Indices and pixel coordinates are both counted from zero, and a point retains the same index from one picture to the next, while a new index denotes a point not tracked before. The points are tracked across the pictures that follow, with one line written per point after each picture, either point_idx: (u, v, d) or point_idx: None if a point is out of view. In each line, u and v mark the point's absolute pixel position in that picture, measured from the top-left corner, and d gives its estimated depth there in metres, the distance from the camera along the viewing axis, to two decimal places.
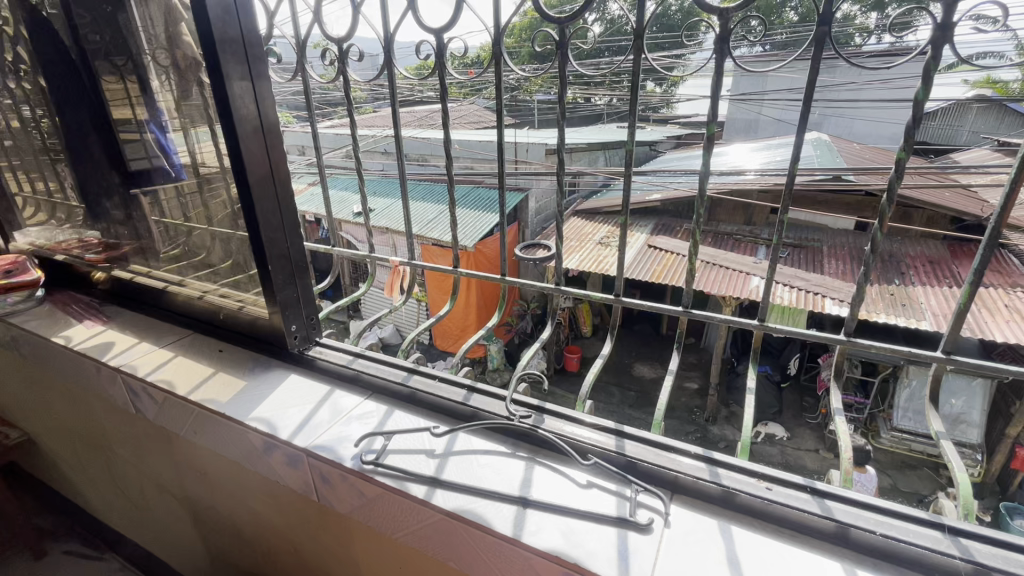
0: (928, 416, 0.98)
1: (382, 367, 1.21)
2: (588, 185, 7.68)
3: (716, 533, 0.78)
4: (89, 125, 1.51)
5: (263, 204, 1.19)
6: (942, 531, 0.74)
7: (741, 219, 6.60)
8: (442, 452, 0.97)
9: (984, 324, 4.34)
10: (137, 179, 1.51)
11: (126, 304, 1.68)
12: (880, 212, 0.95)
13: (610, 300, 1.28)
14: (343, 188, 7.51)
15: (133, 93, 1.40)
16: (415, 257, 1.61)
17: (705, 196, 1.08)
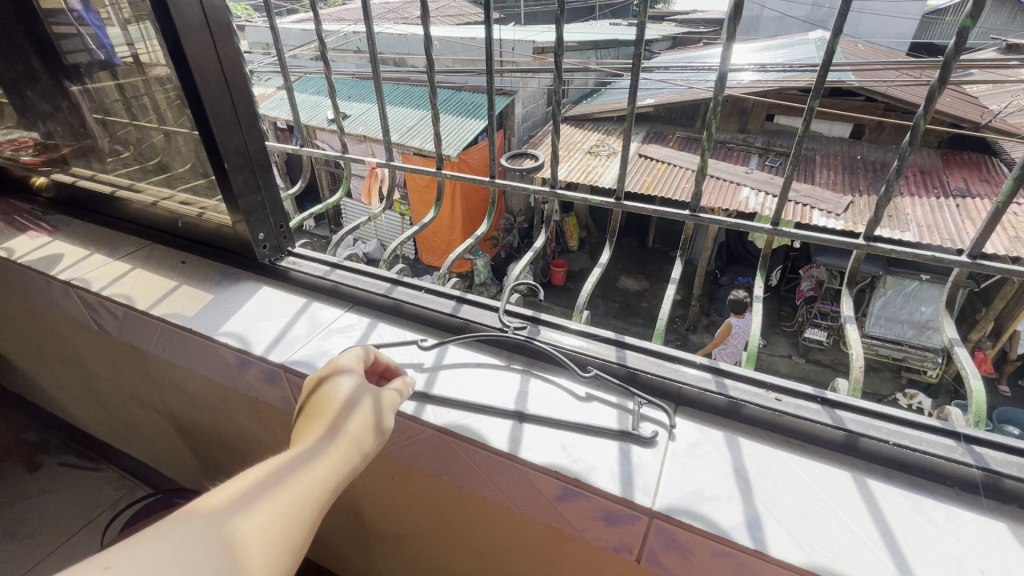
0: (943, 322, 0.92)
1: (361, 278, 1.11)
2: (577, 89, 7.19)
3: (723, 447, 0.74)
4: None
5: (214, 103, 1.02)
6: (956, 439, 0.70)
7: (736, 126, 6.32)
8: (431, 365, 0.91)
9: (964, 234, 4.33)
10: (69, 71, 1.29)
11: (75, 212, 1.52)
12: (927, 99, 0.84)
13: (610, 204, 1.17)
14: (314, 91, 6.93)
15: None
16: (393, 159, 1.45)
17: (723, 89, 0.93)
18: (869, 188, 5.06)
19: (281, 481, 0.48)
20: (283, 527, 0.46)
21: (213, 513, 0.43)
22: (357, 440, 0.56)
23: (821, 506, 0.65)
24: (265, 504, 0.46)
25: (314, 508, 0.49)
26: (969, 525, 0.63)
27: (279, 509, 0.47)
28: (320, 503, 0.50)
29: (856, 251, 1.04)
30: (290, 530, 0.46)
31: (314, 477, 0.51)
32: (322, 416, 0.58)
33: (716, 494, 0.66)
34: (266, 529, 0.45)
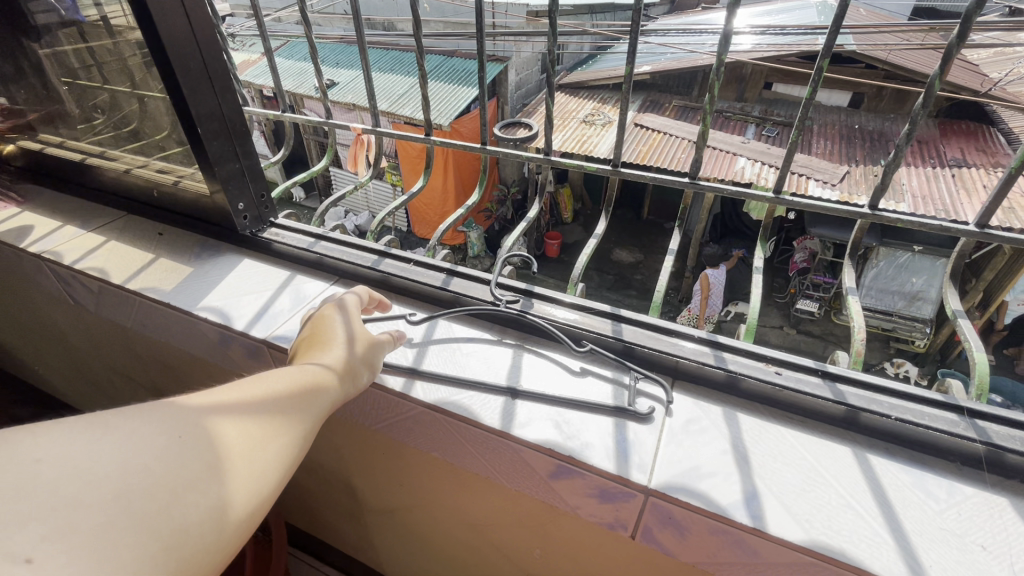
0: (946, 293, 0.90)
1: (347, 251, 1.07)
2: (572, 55, 6.97)
3: (721, 422, 0.72)
4: None
5: (184, 64, 0.95)
6: (959, 413, 0.68)
7: (733, 94, 6.18)
8: (420, 341, 0.88)
9: (959, 205, 4.31)
10: (28, 29, 1.18)
11: (46, 182, 1.45)
12: (943, 58, 0.79)
13: (606, 172, 1.13)
14: (299, 56, 6.68)
15: None
16: (380, 125, 1.38)
17: (727, 51, 0.88)
18: (866, 158, 5.00)
19: (278, 386, 0.49)
20: (282, 423, 0.46)
21: (218, 397, 0.43)
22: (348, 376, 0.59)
23: (818, 478, 0.64)
24: (265, 400, 0.46)
25: (309, 414, 0.50)
26: (970, 500, 0.62)
27: (279, 408, 0.47)
28: (313, 414, 0.50)
29: (860, 220, 1.00)
30: (284, 426, 0.46)
31: (307, 390, 0.51)
32: (312, 354, 0.60)
33: (714, 471, 0.65)
34: (266, 418, 0.45)
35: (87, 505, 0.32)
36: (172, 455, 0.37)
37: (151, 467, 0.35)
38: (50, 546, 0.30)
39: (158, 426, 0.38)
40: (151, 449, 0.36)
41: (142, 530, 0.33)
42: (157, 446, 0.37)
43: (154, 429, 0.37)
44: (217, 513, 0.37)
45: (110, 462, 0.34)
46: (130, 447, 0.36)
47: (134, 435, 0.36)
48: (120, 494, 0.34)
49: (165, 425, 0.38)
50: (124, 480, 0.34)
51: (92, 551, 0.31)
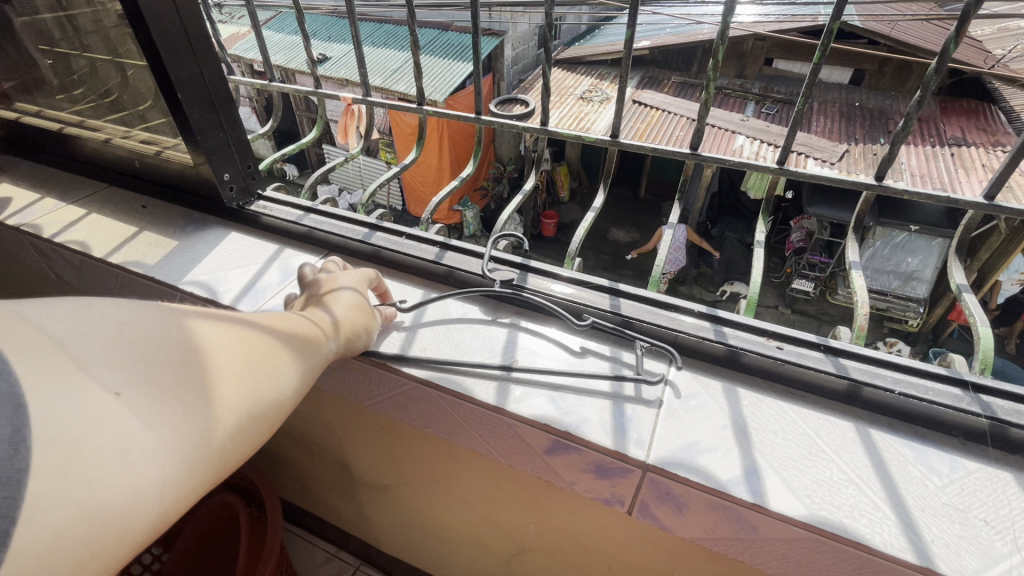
0: (951, 268, 0.88)
1: (337, 224, 1.04)
2: (569, 30, 6.80)
3: (721, 398, 0.70)
4: None
5: (163, 28, 0.89)
6: (964, 388, 0.67)
7: (733, 71, 6.07)
8: (412, 317, 0.86)
9: (957, 184, 4.28)
10: None
11: (24, 154, 1.40)
12: (959, 25, 0.75)
13: (605, 144, 1.09)
14: (290, 29, 6.49)
15: None
16: (370, 95, 1.33)
17: (732, 18, 0.84)
18: (865, 137, 4.94)
19: (287, 325, 0.55)
20: (296, 350, 0.52)
21: (244, 321, 0.49)
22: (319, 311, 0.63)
23: (813, 446, 0.64)
24: (280, 331, 0.52)
25: (317, 353, 0.56)
26: (973, 474, 0.61)
27: (293, 339, 0.53)
28: (319, 352, 0.56)
29: (865, 193, 0.97)
30: (298, 354, 0.52)
31: (313, 333, 0.57)
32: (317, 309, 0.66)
33: (714, 446, 0.63)
34: (283, 344, 0.51)
35: (159, 365, 0.38)
36: (216, 350, 0.43)
37: (203, 354, 0.41)
38: (134, 389, 0.36)
39: (204, 328, 0.44)
40: (202, 341, 0.42)
41: (197, 399, 0.39)
42: (206, 340, 0.43)
43: (201, 328, 0.43)
44: (246, 402, 0.43)
45: (174, 342, 0.40)
46: (186, 335, 0.41)
47: (188, 330, 0.42)
48: (183, 364, 0.39)
49: (208, 328, 0.44)
50: (187, 355, 0.40)
51: (164, 399, 0.37)
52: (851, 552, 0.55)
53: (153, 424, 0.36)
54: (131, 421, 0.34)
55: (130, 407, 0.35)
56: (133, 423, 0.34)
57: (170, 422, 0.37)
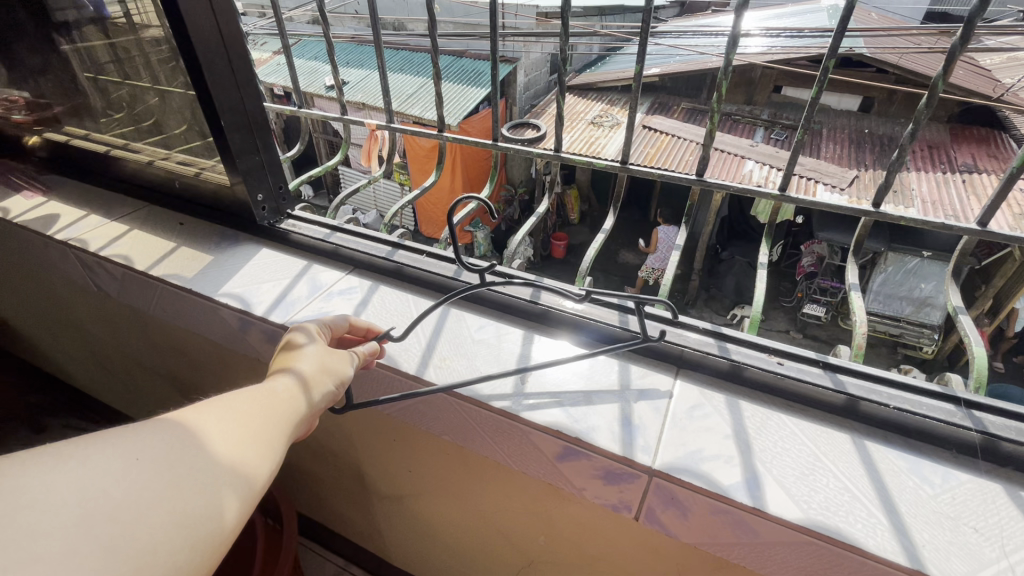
0: (948, 291, 0.92)
1: (361, 242, 1.10)
2: (582, 57, 7.00)
3: (723, 408, 0.75)
4: None
5: (209, 59, 0.98)
6: (957, 404, 0.71)
7: (742, 97, 6.20)
8: (432, 330, 0.91)
9: (968, 212, 4.30)
10: (57, 25, 1.23)
11: (69, 173, 1.49)
12: (946, 63, 0.81)
13: (615, 169, 1.15)
14: (312, 55, 6.74)
15: None
16: (393, 122, 1.41)
17: (734, 50, 0.90)
18: (874, 163, 5.00)
19: (244, 399, 0.46)
20: (259, 436, 0.44)
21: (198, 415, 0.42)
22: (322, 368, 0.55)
23: (812, 458, 0.67)
24: (235, 414, 0.44)
25: (291, 426, 0.47)
26: (964, 485, 0.64)
27: (253, 420, 0.45)
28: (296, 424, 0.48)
29: (864, 219, 1.02)
30: (260, 442, 0.44)
31: (283, 398, 0.48)
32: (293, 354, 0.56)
33: (716, 453, 0.67)
34: (237, 433, 0.43)
35: (46, 539, 0.31)
36: (132, 486, 0.35)
37: (114, 500, 0.35)
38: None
39: (117, 456, 0.36)
40: (112, 482, 0.35)
41: (106, 564, 0.33)
42: (116, 477, 0.35)
43: (111, 458, 0.36)
44: (183, 534, 0.36)
45: (70, 493, 0.33)
46: (91, 476, 0.34)
47: (94, 466, 0.35)
48: (78, 524, 0.33)
49: (126, 451, 0.37)
50: (85, 509, 0.33)
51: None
52: (845, 556, 0.58)
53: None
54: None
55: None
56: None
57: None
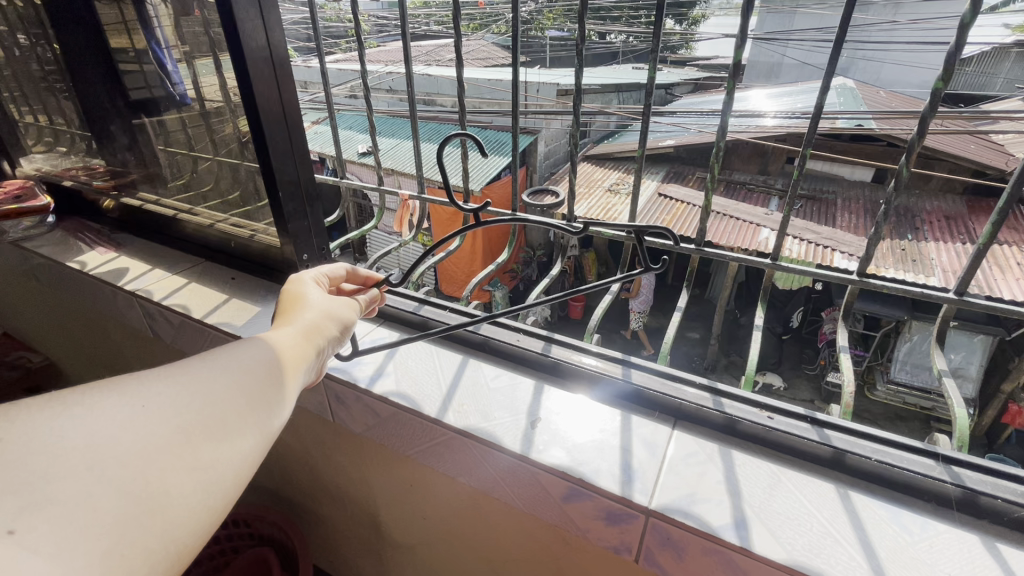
0: (933, 355, 0.98)
1: (392, 298, 1.23)
2: (600, 129, 7.42)
3: (717, 457, 0.81)
4: (85, 47, 1.42)
5: (274, 137, 1.17)
6: (935, 459, 0.76)
7: (755, 168, 6.45)
8: (452, 378, 1.00)
9: (992, 282, 4.28)
10: (142, 107, 1.45)
11: (136, 231, 1.69)
12: (909, 150, 0.90)
13: (621, 237, 1.26)
14: (350, 126, 7.31)
15: (129, 17, 1.31)
16: (423, 191, 1.55)
17: (726, 134, 1.02)
18: (892, 232, 5.10)
19: (248, 354, 0.51)
20: (255, 391, 0.49)
21: (202, 377, 0.46)
22: (321, 323, 0.61)
23: (796, 504, 0.73)
24: (232, 371, 0.49)
25: (294, 377, 0.53)
26: (943, 535, 0.69)
27: (251, 376, 0.49)
28: (294, 379, 0.53)
29: (851, 286, 1.10)
30: (264, 395, 0.49)
31: (279, 356, 0.53)
32: (289, 311, 0.62)
33: (708, 496, 0.73)
34: (238, 385, 0.48)
35: (62, 479, 0.36)
36: (138, 434, 0.40)
37: (122, 446, 0.39)
38: (29, 520, 0.33)
39: (122, 408, 0.40)
40: (124, 431, 0.39)
41: (119, 502, 0.37)
42: (123, 424, 0.40)
43: (119, 411, 0.40)
44: (191, 476, 0.41)
45: (83, 440, 0.38)
46: (101, 425, 0.39)
47: (103, 419, 0.39)
48: (92, 467, 0.37)
49: (131, 403, 0.41)
50: (96, 456, 0.38)
51: (71, 520, 0.35)
52: None
53: (60, 556, 0.33)
54: (29, 557, 0.32)
55: (26, 545, 0.32)
56: (34, 561, 0.32)
57: (86, 540, 0.35)
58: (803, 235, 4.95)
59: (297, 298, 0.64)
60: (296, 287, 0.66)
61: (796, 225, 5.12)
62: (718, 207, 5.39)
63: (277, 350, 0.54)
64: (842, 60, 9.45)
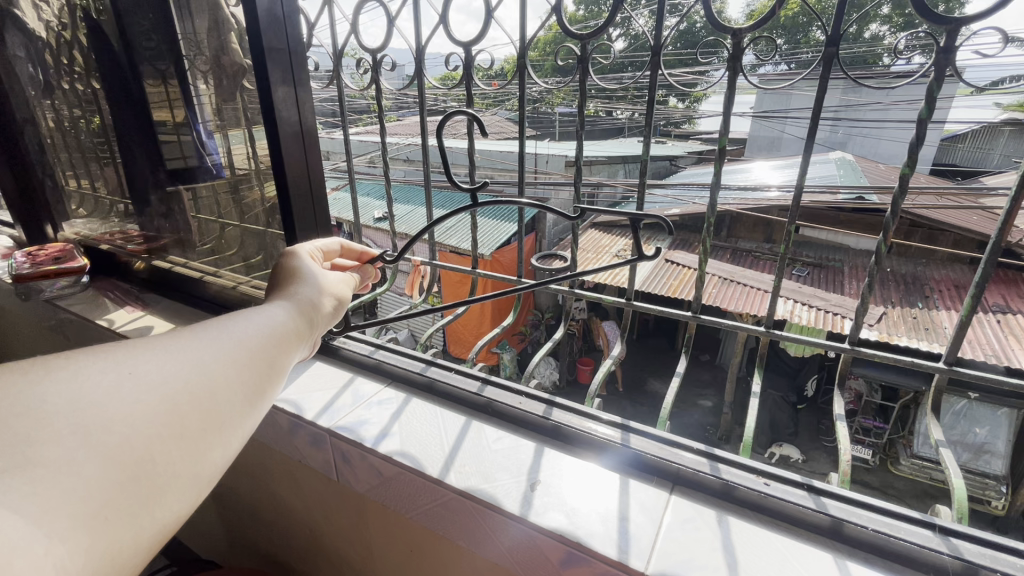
0: (930, 425, 0.99)
1: (400, 359, 1.28)
2: (608, 198, 7.71)
3: (715, 524, 0.82)
4: (132, 123, 1.58)
5: (300, 204, 1.29)
6: (933, 529, 0.76)
7: (760, 237, 6.61)
8: (455, 439, 1.03)
9: (1010, 352, 4.20)
10: (178, 175, 1.59)
11: (162, 291, 1.78)
12: (885, 226, 0.95)
13: (621, 304, 1.31)
14: (368, 194, 7.69)
15: (174, 96, 1.47)
16: (434, 257, 1.63)
17: (716, 209, 1.07)
18: (902, 300, 5.11)
19: (243, 327, 0.54)
20: (249, 364, 0.51)
21: (196, 347, 0.49)
22: (314, 301, 0.65)
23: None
24: (225, 345, 0.51)
25: (287, 352, 0.57)
26: None
27: (244, 349, 0.52)
28: (287, 353, 0.56)
29: (845, 354, 1.13)
30: (259, 366, 0.52)
31: (273, 331, 0.56)
32: (284, 289, 0.66)
33: (704, 563, 0.74)
34: (231, 355, 0.50)
35: (45, 444, 0.37)
36: (125, 401, 0.41)
37: (110, 413, 0.40)
38: (14, 480, 0.34)
39: (110, 377, 0.42)
40: (108, 400, 0.41)
41: (105, 470, 0.38)
42: (109, 392, 0.41)
43: (103, 379, 0.42)
44: (181, 444, 0.43)
45: (69, 407, 0.39)
46: (85, 394, 0.40)
47: (89, 387, 0.41)
48: (80, 432, 0.38)
49: (118, 373, 0.42)
50: (81, 422, 0.39)
51: (55, 480, 0.36)
52: None
53: (42, 517, 0.34)
54: (10, 516, 0.33)
55: (10, 505, 0.33)
56: (15, 521, 0.33)
57: (69, 503, 0.36)
58: (810, 301, 4.95)
59: (293, 276, 0.68)
60: (293, 264, 0.71)
61: (804, 291, 5.13)
62: (724, 273, 5.47)
63: (275, 324, 0.57)
64: (840, 136, 9.87)
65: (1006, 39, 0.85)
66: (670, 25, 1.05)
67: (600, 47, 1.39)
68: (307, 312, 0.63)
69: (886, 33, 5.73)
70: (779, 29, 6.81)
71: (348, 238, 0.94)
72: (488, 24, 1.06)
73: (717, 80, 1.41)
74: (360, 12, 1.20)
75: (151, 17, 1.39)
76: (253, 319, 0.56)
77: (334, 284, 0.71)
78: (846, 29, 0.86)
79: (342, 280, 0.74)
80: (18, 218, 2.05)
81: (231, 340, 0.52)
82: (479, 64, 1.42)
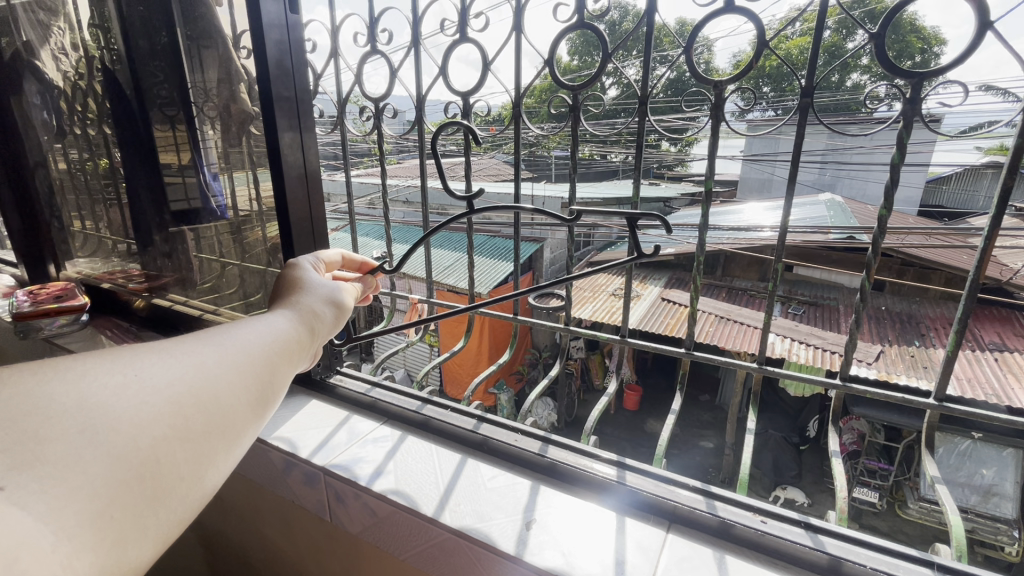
0: (925, 461, 0.99)
1: (395, 396, 1.28)
2: (604, 238, 7.82)
3: (712, 563, 0.82)
4: (139, 165, 1.63)
5: (301, 243, 1.32)
6: (932, 567, 0.76)
7: (755, 277, 6.73)
8: (452, 476, 1.03)
9: (1010, 391, 4.18)
10: (181, 215, 1.63)
11: (158, 329, 1.78)
12: (867, 265, 0.97)
13: (615, 339, 1.32)
14: (368, 234, 7.80)
15: (180, 140, 1.53)
16: (431, 295, 1.64)
17: (706, 248, 1.09)
18: (899, 338, 5.13)
19: (247, 334, 0.56)
20: (254, 370, 0.52)
21: (198, 354, 0.49)
22: (316, 313, 0.67)
23: None
24: (228, 352, 0.52)
25: (289, 360, 0.58)
26: None
27: (246, 356, 0.53)
28: (288, 363, 0.58)
29: (837, 390, 1.13)
30: (263, 371, 0.53)
31: (276, 340, 0.57)
32: (289, 296, 0.68)
33: None
34: (236, 361, 0.51)
35: (53, 441, 0.38)
36: (131, 403, 0.42)
37: (117, 415, 0.41)
38: (19, 480, 0.35)
39: (116, 378, 0.43)
40: (118, 398, 0.42)
41: (113, 468, 0.39)
42: (120, 392, 0.42)
43: (111, 379, 0.43)
44: (191, 443, 0.44)
45: (76, 406, 0.40)
46: (95, 394, 0.41)
47: (100, 389, 0.42)
48: (89, 430, 0.39)
49: (125, 376, 0.43)
50: (89, 422, 0.40)
51: (62, 478, 0.37)
52: None
53: (50, 514, 0.35)
54: (18, 516, 0.33)
55: (18, 502, 0.34)
56: (22, 518, 0.34)
57: (77, 500, 0.37)
58: (808, 339, 4.95)
59: (296, 286, 0.70)
60: (299, 273, 0.73)
61: (799, 329, 5.15)
62: (719, 311, 5.51)
63: (278, 333, 0.59)
64: (828, 178, 10.15)
65: (967, 89, 0.93)
66: (657, 78, 1.11)
67: (592, 96, 1.46)
68: (308, 319, 0.65)
69: (866, 82, 6.01)
70: (764, 78, 7.14)
71: (351, 250, 0.99)
72: (484, 74, 1.13)
73: (706, 125, 1.47)
74: (363, 63, 1.29)
75: (165, 69, 1.46)
76: (256, 326, 0.57)
77: (339, 296, 0.73)
78: (818, 80, 0.91)
79: (345, 290, 0.76)
80: (23, 257, 2.09)
81: (234, 343, 0.53)
82: (477, 111, 1.49)
